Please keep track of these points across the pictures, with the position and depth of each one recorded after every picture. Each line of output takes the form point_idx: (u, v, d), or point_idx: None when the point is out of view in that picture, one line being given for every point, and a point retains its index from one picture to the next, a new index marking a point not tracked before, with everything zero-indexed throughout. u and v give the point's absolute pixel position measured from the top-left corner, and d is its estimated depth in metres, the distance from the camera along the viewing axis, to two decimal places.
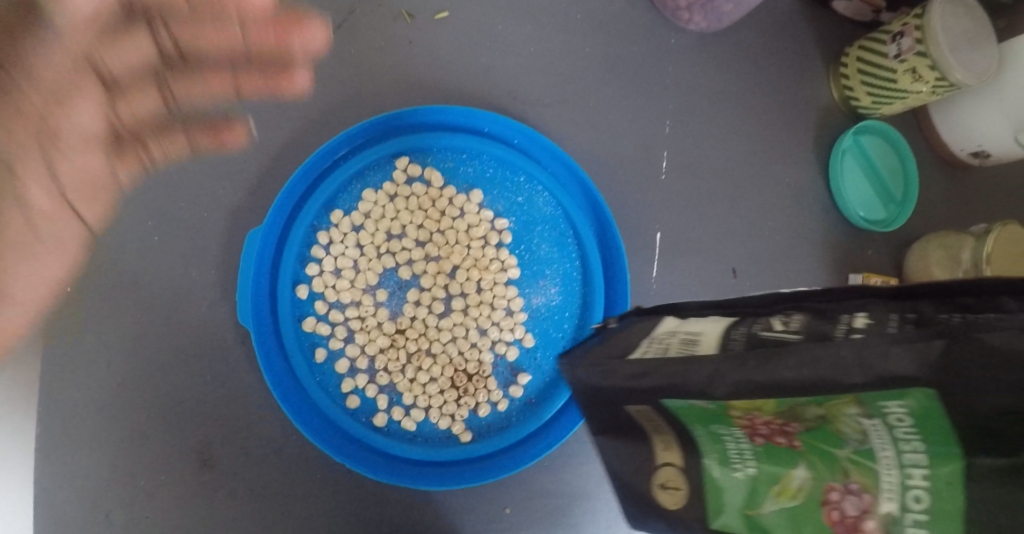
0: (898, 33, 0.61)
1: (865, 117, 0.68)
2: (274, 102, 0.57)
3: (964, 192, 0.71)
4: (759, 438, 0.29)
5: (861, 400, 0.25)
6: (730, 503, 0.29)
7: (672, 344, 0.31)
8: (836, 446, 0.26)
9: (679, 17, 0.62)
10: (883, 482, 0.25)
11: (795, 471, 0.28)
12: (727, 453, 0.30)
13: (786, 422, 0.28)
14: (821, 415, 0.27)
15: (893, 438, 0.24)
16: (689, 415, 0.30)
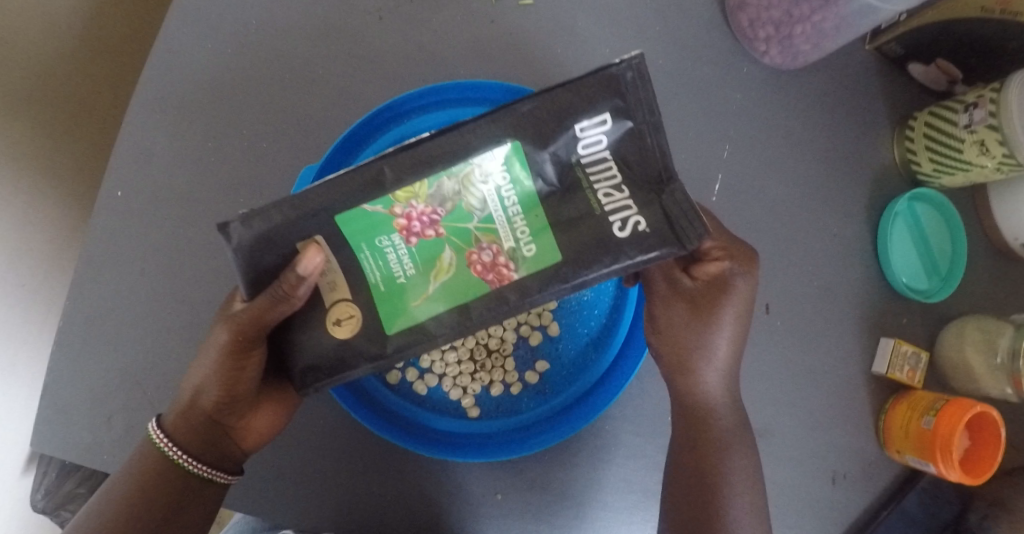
0: (973, 104, 0.60)
1: (925, 184, 0.67)
2: (357, 52, 0.60)
3: (1017, 279, 0.68)
4: (412, 238, 0.41)
5: (467, 171, 0.40)
6: (396, 303, 0.41)
7: (391, 179, 0.40)
8: (468, 222, 0.41)
9: (755, 48, 0.63)
10: (517, 228, 0.40)
11: (445, 251, 0.41)
12: (389, 263, 0.41)
13: (417, 204, 0.40)
14: (457, 195, 0.40)
15: (499, 195, 0.40)
16: (353, 226, 0.40)
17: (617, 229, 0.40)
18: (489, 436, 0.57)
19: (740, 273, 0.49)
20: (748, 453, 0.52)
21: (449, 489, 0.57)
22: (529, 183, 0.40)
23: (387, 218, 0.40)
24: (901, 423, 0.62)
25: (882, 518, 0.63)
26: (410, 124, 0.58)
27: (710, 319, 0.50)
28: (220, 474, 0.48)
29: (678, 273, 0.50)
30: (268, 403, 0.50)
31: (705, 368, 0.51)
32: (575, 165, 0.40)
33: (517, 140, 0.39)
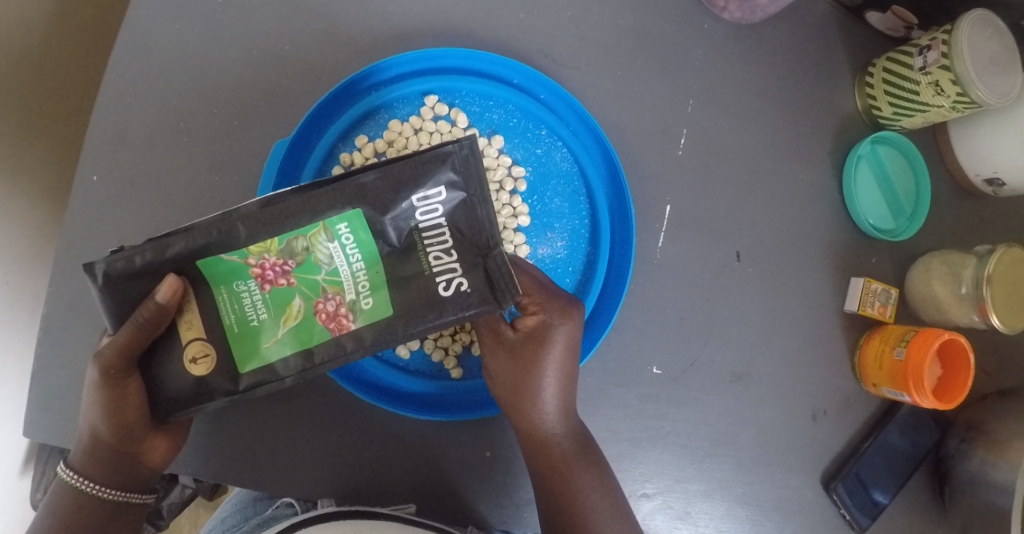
0: (926, 47, 0.61)
1: (886, 127, 0.68)
2: (321, 29, 0.61)
3: (981, 214, 0.70)
4: (266, 286, 0.43)
5: (317, 229, 0.42)
6: (246, 347, 0.44)
7: (244, 232, 0.42)
8: (316, 274, 0.43)
9: (714, 3, 0.65)
10: (359, 277, 0.44)
11: (295, 299, 0.44)
12: (244, 309, 0.43)
13: (271, 257, 0.42)
14: (306, 249, 0.43)
15: (345, 253, 0.43)
16: (212, 274, 0.42)
17: (443, 288, 0.45)
18: (474, 397, 0.60)
19: (556, 323, 0.53)
20: (602, 473, 0.55)
21: (443, 451, 0.58)
22: (370, 234, 0.43)
23: (243, 267, 0.42)
24: (876, 355, 0.65)
25: (863, 451, 0.66)
26: (377, 96, 0.60)
27: (534, 364, 0.53)
28: (135, 494, 0.51)
29: (503, 328, 0.54)
30: (165, 430, 0.51)
31: (539, 407, 0.54)
32: (413, 228, 0.44)
33: (358, 208, 0.42)
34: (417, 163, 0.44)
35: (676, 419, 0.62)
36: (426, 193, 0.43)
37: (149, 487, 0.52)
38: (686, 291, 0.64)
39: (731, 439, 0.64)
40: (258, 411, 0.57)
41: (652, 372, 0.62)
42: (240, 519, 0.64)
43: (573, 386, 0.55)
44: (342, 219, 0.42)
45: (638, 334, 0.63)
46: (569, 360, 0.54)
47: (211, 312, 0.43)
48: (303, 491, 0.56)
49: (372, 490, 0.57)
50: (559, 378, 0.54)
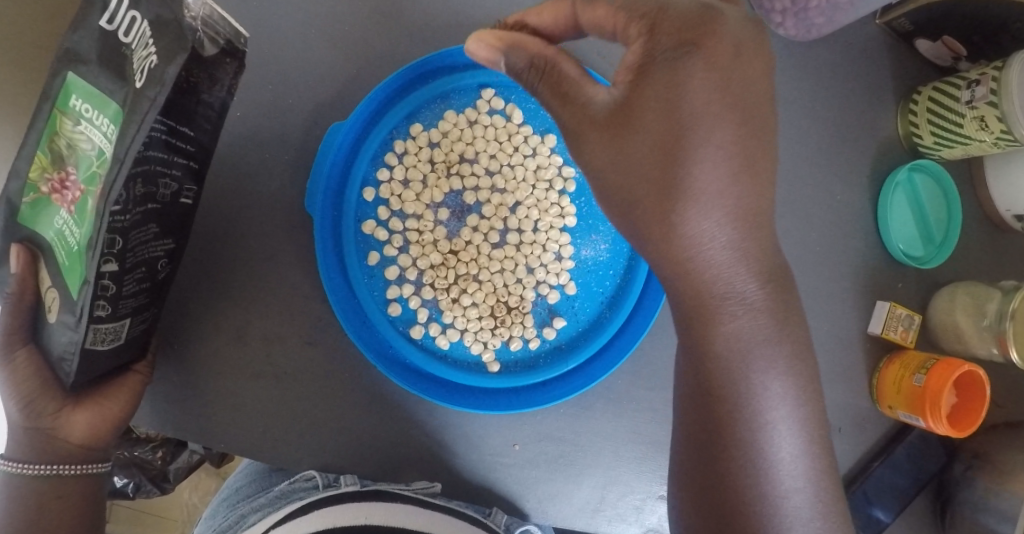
0: (975, 81, 0.62)
1: (923, 155, 0.69)
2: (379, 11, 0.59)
3: (1007, 249, 0.71)
4: (71, 202, 0.41)
5: (62, 116, 0.41)
6: (70, 262, 0.41)
7: (35, 168, 0.42)
8: (86, 159, 0.40)
9: (770, 19, 0.65)
10: (107, 141, 0.38)
11: (84, 195, 0.39)
12: (64, 234, 0.41)
13: (52, 174, 0.41)
14: (68, 145, 0.41)
15: (93, 124, 0.39)
16: (38, 225, 0.43)
17: (139, 81, 0.37)
18: (511, 390, 0.59)
19: (683, 72, 0.40)
20: (775, 337, 0.45)
21: (470, 441, 0.59)
22: (91, 85, 0.39)
23: (48, 200, 0.42)
24: (895, 379, 0.66)
25: (872, 469, 0.68)
26: (438, 85, 0.59)
27: (668, 141, 0.40)
28: (66, 466, 0.51)
29: (596, 101, 0.42)
30: (88, 402, 0.50)
31: (691, 218, 0.41)
32: (125, 53, 0.39)
33: (71, 73, 0.40)
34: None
35: None
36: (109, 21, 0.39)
37: (87, 460, 0.52)
38: None
39: None
40: (293, 392, 0.56)
41: None
42: (256, 487, 0.62)
43: (741, 185, 0.41)
44: (73, 102, 0.40)
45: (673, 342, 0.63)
46: (727, 144, 0.40)
47: (52, 259, 0.43)
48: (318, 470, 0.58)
49: (398, 473, 0.58)
50: (718, 181, 0.40)
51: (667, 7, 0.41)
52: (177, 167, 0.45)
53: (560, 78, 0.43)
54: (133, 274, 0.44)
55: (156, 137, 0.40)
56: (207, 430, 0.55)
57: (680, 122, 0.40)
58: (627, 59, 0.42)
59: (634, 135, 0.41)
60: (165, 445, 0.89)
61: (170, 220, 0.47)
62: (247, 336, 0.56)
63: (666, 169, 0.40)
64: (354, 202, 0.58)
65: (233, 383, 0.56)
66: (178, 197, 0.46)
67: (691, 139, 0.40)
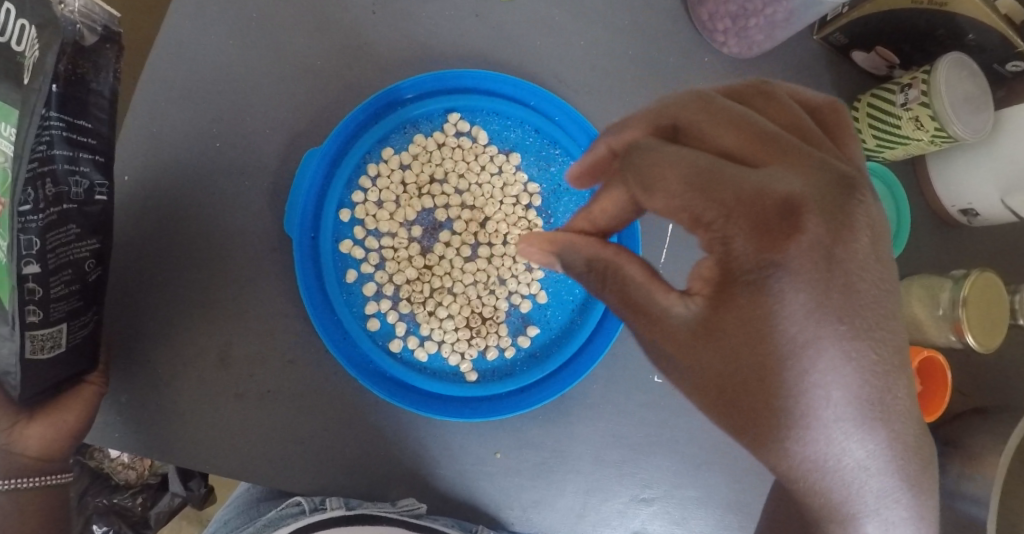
0: (907, 85, 0.66)
1: (870, 158, 0.74)
2: (350, 45, 0.62)
3: (952, 245, 0.75)
4: None
5: None
6: None
7: None
8: None
9: (715, 38, 0.69)
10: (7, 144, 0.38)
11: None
12: None
13: None
14: None
15: None
16: None
17: (28, 77, 0.39)
18: (486, 397, 0.61)
19: (805, 216, 0.31)
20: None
21: (452, 450, 0.61)
22: None
23: None
24: None
25: None
26: (407, 110, 0.63)
27: (757, 366, 0.32)
28: (25, 480, 0.52)
29: (783, 283, 0.31)
30: (41, 419, 0.51)
31: (803, 408, 0.31)
32: (21, 61, 0.38)
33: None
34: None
35: (678, 428, 0.65)
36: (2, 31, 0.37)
37: (45, 473, 0.53)
38: None
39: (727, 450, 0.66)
40: (278, 410, 0.58)
41: (655, 381, 0.65)
42: (241, 518, 0.62)
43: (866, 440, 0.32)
44: None
45: None
46: (841, 340, 0.31)
47: None
48: (299, 478, 0.59)
49: (383, 486, 0.60)
50: (840, 398, 0.31)
51: (775, 133, 0.35)
52: (83, 164, 0.48)
53: (623, 285, 0.37)
54: (59, 276, 0.46)
55: (50, 134, 0.44)
56: (192, 453, 0.57)
57: (765, 371, 0.31)
58: (701, 271, 0.34)
59: (719, 361, 0.33)
60: (145, 491, 0.91)
61: (92, 220, 0.50)
62: (228, 359, 0.58)
63: (751, 354, 0.32)
64: (333, 224, 0.62)
65: (218, 404, 0.57)
66: (92, 195, 0.49)
67: (773, 303, 0.31)
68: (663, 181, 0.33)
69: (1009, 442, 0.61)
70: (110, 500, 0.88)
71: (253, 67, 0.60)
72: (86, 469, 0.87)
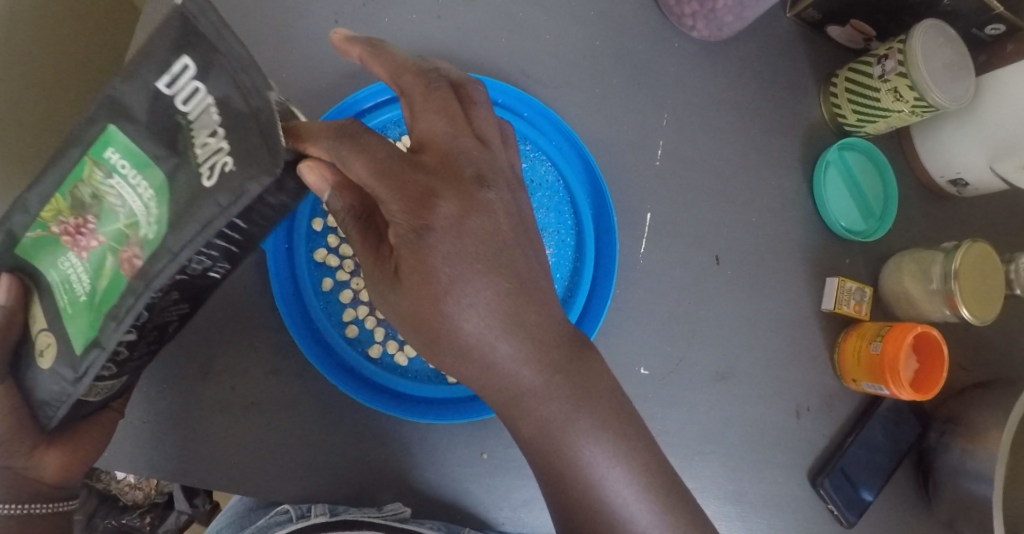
0: (884, 56, 0.65)
1: (852, 134, 0.72)
2: (316, 55, 0.62)
3: (945, 217, 0.73)
4: (82, 253, 0.41)
5: (95, 166, 0.39)
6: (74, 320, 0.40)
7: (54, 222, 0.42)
8: (112, 221, 0.39)
9: (684, 23, 0.69)
10: (147, 210, 0.37)
11: (105, 256, 0.39)
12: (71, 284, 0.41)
13: (67, 218, 0.41)
14: (91, 195, 0.40)
15: (127, 186, 0.38)
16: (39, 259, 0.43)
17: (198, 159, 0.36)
18: (470, 398, 0.61)
19: (439, 199, 0.40)
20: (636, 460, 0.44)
21: (439, 453, 0.61)
22: (129, 145, 0.38)
23: (58, 242, 0.42)
24: (854, 351, 0.67)
25: (846, 448, 0.67)
26: (374, 117, 0.62)
27: (432, 299, 0.40)
28: (36, 506, 0.50)
29: (435, 240, 0.40)
30: (60, 446, 0.49)
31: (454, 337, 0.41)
32: (185, 128, 0.37)
33: (113, 124, 0.38)
34: (158, 41, 0.37)
35: (667, 418, 0.64)
36: (162, 83, 0.37)
37: (55, 499, 0.52)
38: (670, 292, 0.66)
39: (720, 437, 0.65)
40: (263, 421, 0.59)
41: (641, 373, 0.64)
42: (234, 528, 0.63)
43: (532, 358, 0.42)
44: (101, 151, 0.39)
45: (628, 336, 0.65)
46: (491, 285, 0.41)
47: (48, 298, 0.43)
48: (286, 488, 0.59)
49: (371, 492, 0.60)
50: (473, 315, 0.40)
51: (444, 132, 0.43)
52: (218, 248, 0.40)
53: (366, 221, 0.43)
54: (145, 334, 0.44)
55: (195, 259, 0.39)
56: (181, 468, 0.57)
57: (420, 321, 0.41)
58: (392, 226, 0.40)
59: (432, 289, 0.40)
60: (152, 510, 0.93)
61: (193, 290, 0.44)
62: (211, 372, 0.58)
63: (421, 295, 0.40)
64: (305, 234, 0.61)
65: (203, 418, 0.58)
66: (207, 272, 0.43)
67: (455, 253, 0.40)
68: (370, 151, 0.40)
69: (1010, 416, 0.60)
70: (118, 520, 0.90)
71: None
72: (93, 491, 0.89)
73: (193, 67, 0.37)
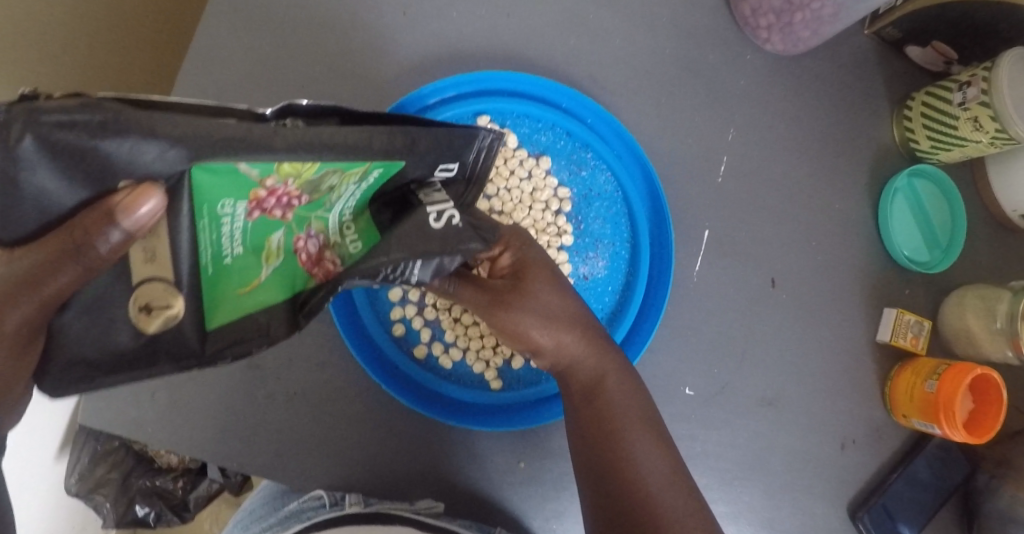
0: (966, 82, 0.62)
1: (923, 160, 0.69)
2: (381, 48, 0.61)
3: (1012, 253, 0.70)
4: (256, 213, 0.34)
5: (352, 174, 0.34)
6: (211, 284, 0.35)
7: (288, 183, 0.32)
8: (310, 210, 0.36)
9: (757, 34, 0.66)
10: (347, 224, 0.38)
11: (276, 232, 0.36)
12: (222, 238, 0.34)
13: (289, 186, 0.33)
14: (325, 185, 0.34)
15: (348, 196, 0.36)
16: (202, 188, 0.31)
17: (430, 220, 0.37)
18: (511, 407, 0.62)
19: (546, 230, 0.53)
20: (661, 443, 0.50)
21: (477, 457, 0.61)
22: (387, 181, 0.37)
23: (248, 189, 0.32)
24: (907, 387, 0.65)
25: (890, 482, 0.65)
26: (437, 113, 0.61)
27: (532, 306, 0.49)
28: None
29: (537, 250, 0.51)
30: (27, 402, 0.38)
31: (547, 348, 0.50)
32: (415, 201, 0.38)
33: (404, 160, 0.35)
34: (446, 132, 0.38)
35: (708, 440, 0.63)
36: (438, 164, 0.38)
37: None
38: (721, 312, 0.65)
39: (761, 464, 0.64)
40: (306, 412, 0.59)
41: (685, 393, 0.63)
42: (267, 510, 0.63)
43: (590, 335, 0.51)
44: (379, 163, 0.34)
45: (674, 354, 0.64)
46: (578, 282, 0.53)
47: (184, 240, 0.33)
48: (322, 478, 0.59)
49: (407, 490, 0.60)
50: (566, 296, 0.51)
51: None
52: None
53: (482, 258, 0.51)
54: None
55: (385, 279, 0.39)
56: (222, 450, 0.58)
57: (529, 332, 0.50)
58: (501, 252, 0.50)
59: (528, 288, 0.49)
60: (185, 475, 0.94)
61: None
62: (257, 362, 0.59)
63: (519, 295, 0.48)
64: None
65: (245, 405, 0.58)
66: None
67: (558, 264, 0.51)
68: None
69: None
70: (153, 482, 0.92)
71: (284, 69, 0.60)
72: (131, 452, 0.90)
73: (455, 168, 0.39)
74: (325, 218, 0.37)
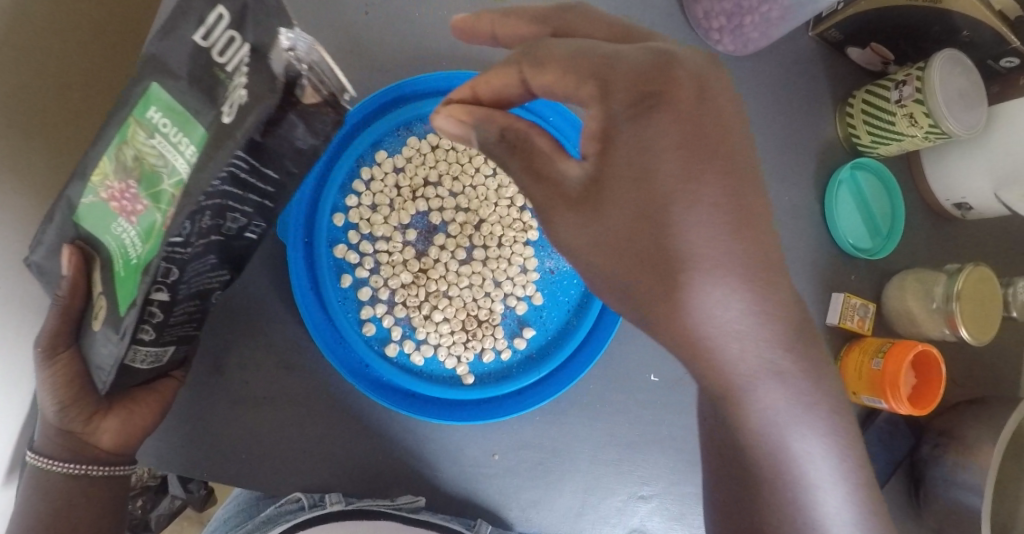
0: (902, 81, 0.66)
1: (864, 154, 0.74)
2: (347, 50, 0.62)
3: (948, 239, 0.76)
4: (131, 217, 0.39)
5: (137, 126, 0.39)
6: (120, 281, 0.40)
7: (111, 182, 0.40)
8: (155, 178, 0.39)
9: (710, 36, 0.70)
10: (184, 165, 0.37)
11: (151, 216, 0.38)
12: (121, 250, 0.40)
13: (112, 183, 0.40)
14: (134, 156, 0.39)
15: (167, 140, 0.38)
16: (92, 229, 0.42)
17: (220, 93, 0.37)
18: (483, 401, 0.63)
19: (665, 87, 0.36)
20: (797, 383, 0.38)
21: (451, 451, 0.62)
22: (174, 101, 0.38)
23: (106, 208, 0.41)
24: (855, 366, 0.69)
25: None
26: (401, 113, 0.64)
27: (645, 211, 0.36)
28: (93, 469, 0.50)
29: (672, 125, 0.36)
30: (117, 409, 0.50)
31: (686, 311, 0.35)
32: (216, 73, 0.37)
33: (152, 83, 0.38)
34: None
35: (675, 425, 0.65)
36: (195, 41, 0.38)
37: (116, 462, 0.52)
38: None
39: None
40: (280, 413, 0.59)
41: (651, 380, 0.65)
42: (240, 518, 0.63)
43: (702, 245, 0.35)
44: (145, 111, 0.39)
45: (641, 342, 0.66)
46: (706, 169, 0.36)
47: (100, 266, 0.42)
48: (299, 481, 0.59)
49: (383, 486, 0.61)
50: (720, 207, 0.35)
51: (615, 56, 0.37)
52: (249, 206, 0.45)
53: (527, 153, 0.40)
54: (184, 306, 0.46)
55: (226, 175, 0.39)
56: (194, 459, 0.57)
57: (665, 260, 0.35)
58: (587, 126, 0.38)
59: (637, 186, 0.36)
60: (144, 493, 0.90)
61: (233, 252, 0.48)
62: (225, 367, 0.58)
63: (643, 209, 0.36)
64: (327, 227, 0.62)
65: (214, 410, 0.58)
66: (244, 232, 0.47)
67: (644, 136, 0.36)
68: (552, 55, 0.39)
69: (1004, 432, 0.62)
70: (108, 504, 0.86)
71: None
72: None
73: (228, 17, 0.37)
74: (178, 178, 0.37)
